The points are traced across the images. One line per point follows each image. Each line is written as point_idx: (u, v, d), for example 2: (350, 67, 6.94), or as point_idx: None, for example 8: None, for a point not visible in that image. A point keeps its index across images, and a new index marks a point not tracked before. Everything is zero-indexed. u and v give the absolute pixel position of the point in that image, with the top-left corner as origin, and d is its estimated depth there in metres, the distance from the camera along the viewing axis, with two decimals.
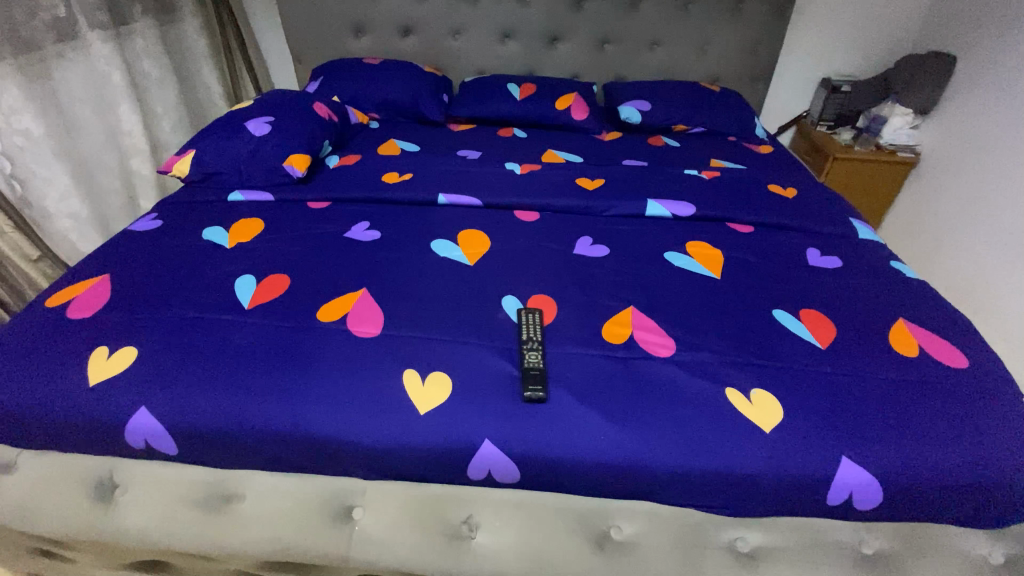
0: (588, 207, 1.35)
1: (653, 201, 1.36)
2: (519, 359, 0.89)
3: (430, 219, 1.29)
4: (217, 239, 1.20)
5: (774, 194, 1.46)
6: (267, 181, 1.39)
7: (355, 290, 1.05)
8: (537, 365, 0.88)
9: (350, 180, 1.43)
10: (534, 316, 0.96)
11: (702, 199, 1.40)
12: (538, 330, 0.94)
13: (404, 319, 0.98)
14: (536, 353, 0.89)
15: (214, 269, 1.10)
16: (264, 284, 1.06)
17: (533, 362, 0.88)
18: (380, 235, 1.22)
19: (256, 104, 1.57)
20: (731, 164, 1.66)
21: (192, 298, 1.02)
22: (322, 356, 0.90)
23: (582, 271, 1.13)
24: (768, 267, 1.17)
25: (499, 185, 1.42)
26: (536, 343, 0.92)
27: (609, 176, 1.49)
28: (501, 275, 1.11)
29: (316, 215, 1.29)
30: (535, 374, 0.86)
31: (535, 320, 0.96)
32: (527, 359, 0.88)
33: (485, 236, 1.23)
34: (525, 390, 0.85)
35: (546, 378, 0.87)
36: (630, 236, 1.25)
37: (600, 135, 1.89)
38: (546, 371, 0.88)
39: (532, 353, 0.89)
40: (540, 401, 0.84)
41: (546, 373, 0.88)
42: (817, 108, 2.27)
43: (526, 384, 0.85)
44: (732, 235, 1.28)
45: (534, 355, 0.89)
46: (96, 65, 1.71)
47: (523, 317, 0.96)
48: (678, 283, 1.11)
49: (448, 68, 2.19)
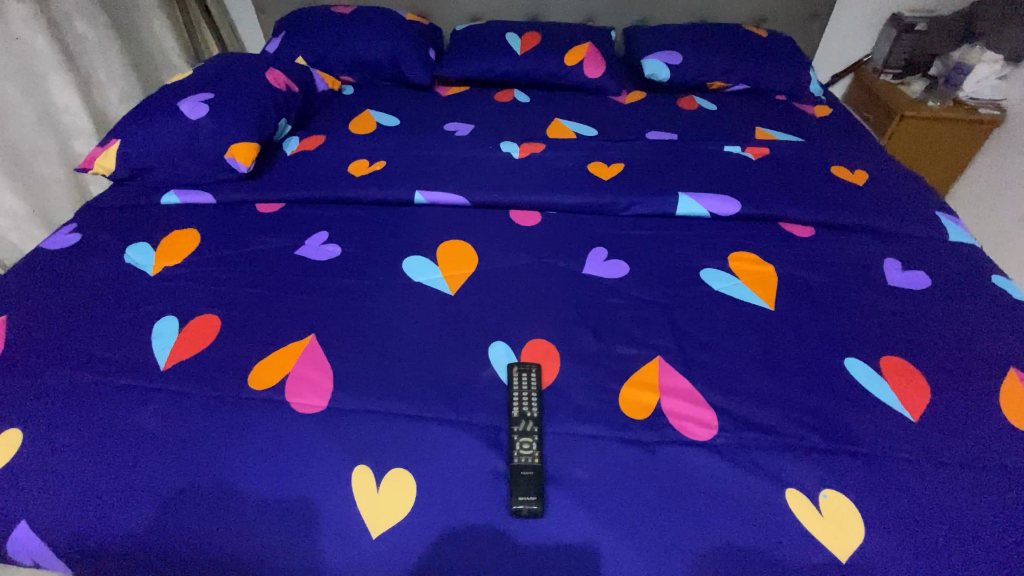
0: (603, 205, 1.07)
1: (685, 194, 1.07)
2: (508, 451, 0.68)
3: (404, 226, 1.03)
4: (141, 262, 0.98)
5: (835, 183, 1.17)
6: (210, 177, 1.15)
7: (301, 338, 0.82)
8: (532, 462, 0.66)
9: (310, 173, 1.17)
10: (532, 378, 0.75)
11: (747, 191, 1.12)
12: (536, 403, 0.72)
13: (361, 382, 0.76)
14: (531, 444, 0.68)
15: (129, 306, 0.88)
16: (189, 329, 0.84)
17: (526, 458, 0.67)
18: (341, 252, 0.98)
19: (197, 76, 1.29)
20: (783, 137, 1.37)
21: (97, 351, 0.81)
22: (251, 444, 0.70)
23: (593, 302, 0.88)
24: (833, 291, 0.92)
25: (492, 175, 1.15)
26: (532, 424, 0.70)
27: (629, 159, 1.20)
28: (488, 310, 0.86)
29: (265, 223, 1.05)
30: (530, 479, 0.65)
31: (532, 386, 0.74)
32: (519, 454, 0.67)
33: (471, 251, 0.98)
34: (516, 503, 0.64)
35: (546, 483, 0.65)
36: (656, 247, 0.98)
37: (618, 96, 1.57)
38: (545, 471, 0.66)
39: (526, 444, 0.68)
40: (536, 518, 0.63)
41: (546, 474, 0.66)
42: (882, 52, 1.88)
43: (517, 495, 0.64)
44: (784, 243, 1.01)
45: (529, 447, 0.67)
46: (13, 30, 1.42)
47: (516, 382, 0.74)
48: (719, 318, 0.85)
49: (437, 14, 1.84)
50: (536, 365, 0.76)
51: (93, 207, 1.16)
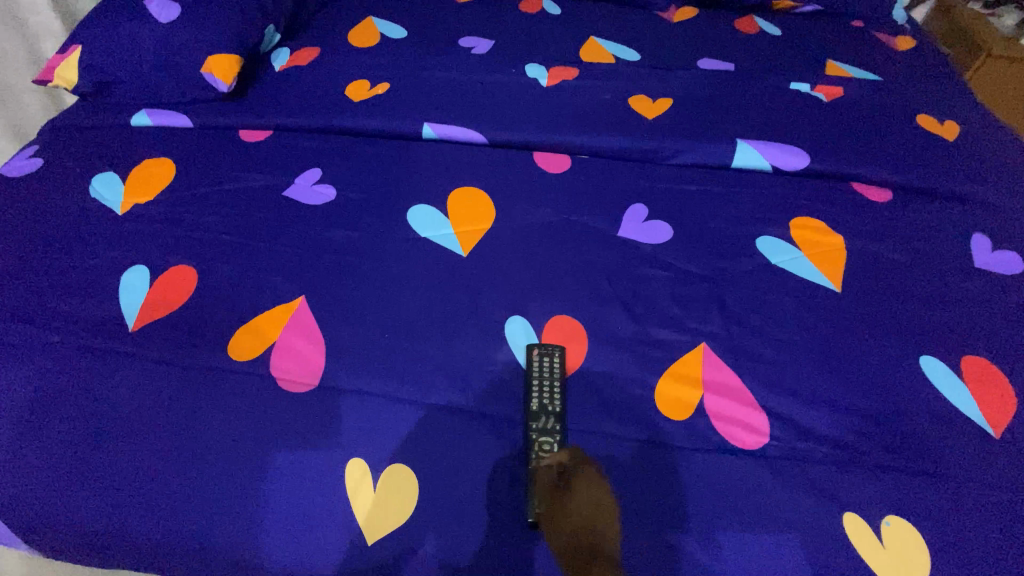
0: (644, 150, 0.91)
1: (745, 142, 0.91)
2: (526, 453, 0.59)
3: (411, 166, 0.89)
4: (109, 197, 0.85)
5: (917, 137, 1.00)
6: (188, 96, 1.00)
7: (290, 300, 0.71)
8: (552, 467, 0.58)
9: (303, 94, 1.00)
10: (554, 363, 0.64)
11: (815, 141, 0.95)
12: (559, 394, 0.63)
13: (359, 357, 0.67)
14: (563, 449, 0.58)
15: (93, 251, 0.77)
16: (161, 283, 0.73)
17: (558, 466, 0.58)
18: (337, 195, 0.84)
19: None
20: (859, 74, 1.17)
21: (57, 304, 0.71)
22: (233, 425, 0.62)
23: (628, 272, 0.75)
24: (910, 271, 0.79)
25: (516, 107, 0.97)
26: (555, 420, 0.61)
27: (678, 94, 1.02)
28: (505, 276, 0.74)
29: (250, 155, 0.91)
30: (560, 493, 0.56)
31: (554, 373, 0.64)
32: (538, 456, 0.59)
33: (488, 201, 0.84)
34: (543, 518, 0.56)
35: (581, 501, 0.55)
36: (706, 206, 0.84)
37: (666, 13, 1.33)
38: (582, 487, 0.56)
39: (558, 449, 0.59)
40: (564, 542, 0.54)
41: (585, 492, 0.56)
42: None
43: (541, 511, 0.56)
44: (854, 207, 0.87)
45: (560, 453, 0.58)
46: None
47: (535, 369, 0.64)
48: (776, 298, 0.73)
49: None
50: (558, 348, 0.66)
51: (58, 125, 1.02)
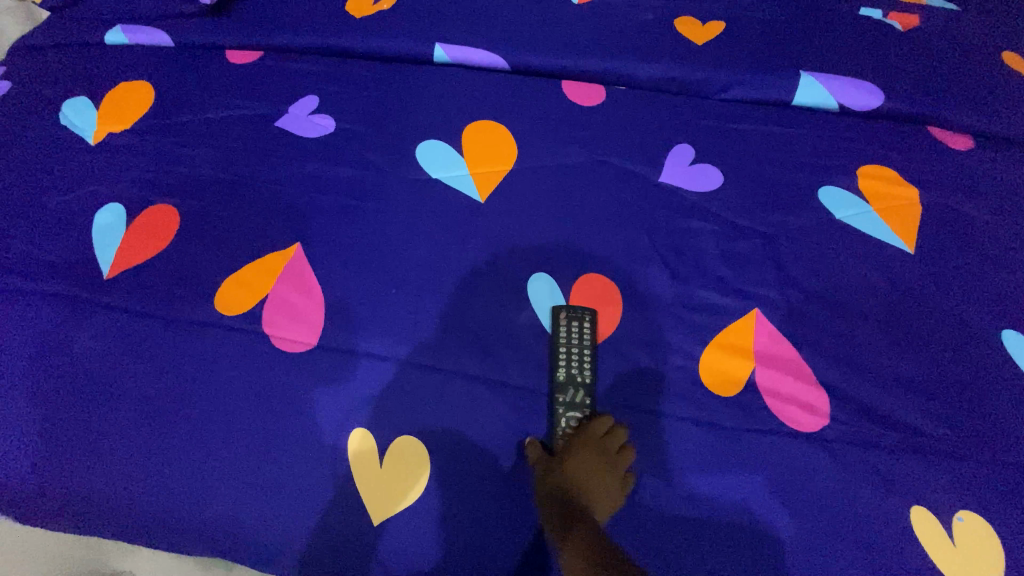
0: (689, 83, 0.79)
1: (809, 75, 0.79)
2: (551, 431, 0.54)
3: (420, 95, 0.77)
4: (81, 125, 0.75)
5: (1004, 74, 0.86)
6: (167, 10, 0.87)
7: (284, 247, 0.63)
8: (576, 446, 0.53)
9: (297, 9, 0.87)
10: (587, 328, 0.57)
11: (888, 75, 0.82)
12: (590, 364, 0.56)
13: (363, 314, 0.59)
14: (604, 423, 0.53)
15: (63, 187, 0.68)
16: (139, 224, 0.64)
17: (579, 432, 0.53)
18: (336, 126, 0.74)
19: None
20: (936, 1, 1.01)
21: (23, 246, 0.63)
22: (224, 386, 0.56)
23: (669, 223, 0.66)
24: (993, 230, 0.68)
25: (542, 28, 0.84)
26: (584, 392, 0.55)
27: (729, 16, 0.88)
28: (528, 224, 0.65)
29: (238, 79, 0.80)
30: (569, 458, 0.51)
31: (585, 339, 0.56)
32: (564, 433, 0.53)
33: (509, 138, 0.73)
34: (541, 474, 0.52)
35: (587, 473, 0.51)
36: (759, 149, 0.73)
37: None
38: (599, 463, 0.51)
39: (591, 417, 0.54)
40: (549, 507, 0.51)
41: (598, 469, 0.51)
42: None
43: (540, 467, 0.52)
44: (932, 155, 0.75)
45: (598, 425, 0.53)
46: None
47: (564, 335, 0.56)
48: (838, 258, 0.63)
49: None
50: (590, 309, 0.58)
51: (24, 43, 0.90)
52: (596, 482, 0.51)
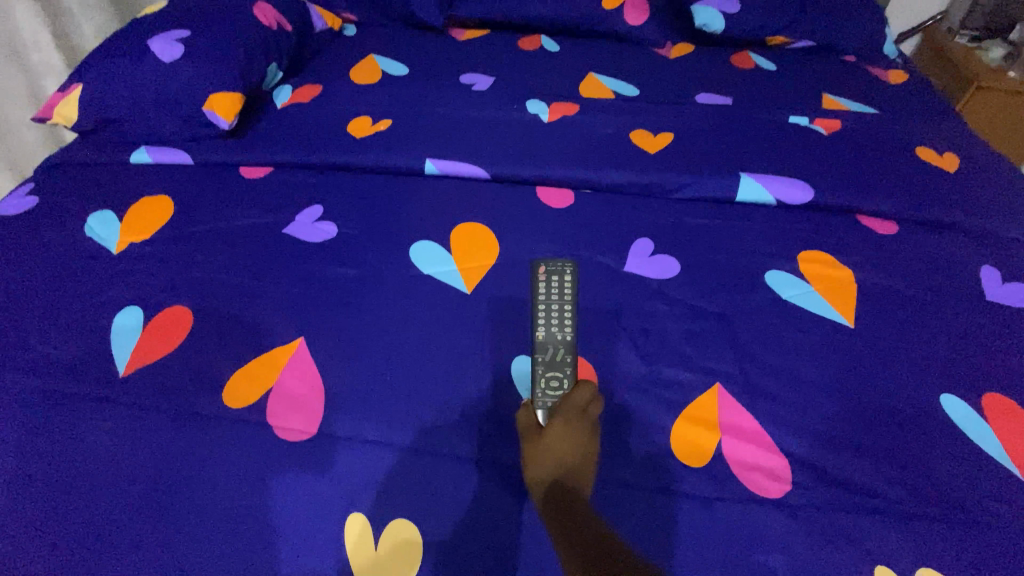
0: (647, 185, 0.91)
1: (748, 175, 0.91)
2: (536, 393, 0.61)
3: (412, 201, 0.88)
4: (105, 235, 0.84)
5: (918, 168, 1.00)
6: (189, 134, 0.99)
7: (288, 341, 0.69)
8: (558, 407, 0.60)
9: (305, 131, 1.00)
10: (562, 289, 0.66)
11: (817, 174, 0.95)
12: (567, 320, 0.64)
13: (360, 401, 0.64)
14: (584, 385, 0.60)
15: (84, 291, 0.75)
16: (156, 324, 0.71)
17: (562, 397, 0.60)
18: (337, 230, 0.83)
19: (172, 11, 1.10)
20: (855, 107, 1.18)
21: (43, 347, 0.68)
22: (224, 474, 0.58)
23: (635, 308, 0.74)
24: (922, 304, 0.77)
25: (519, 142, 0.98)
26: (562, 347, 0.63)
27: (678, 128, 1.03)
28: (510, 313, 0.73)
29: (249, 192, 0.90)
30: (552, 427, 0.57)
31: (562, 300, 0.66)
32: (546, 391, 0.61)
33: (491, 237, 0.82)
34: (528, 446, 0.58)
35: (572, 437, 0.56)
36: (711, 240, 0.83)
37: (662, 50, 1.36)
38: (578, 430, 0.57)
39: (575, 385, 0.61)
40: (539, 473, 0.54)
41: (582, 434, 0.57)
42: (962, 12, 1.67)
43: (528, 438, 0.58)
44: (861, 239, 0.86)
45: (579, 388, 0.60)
46: None
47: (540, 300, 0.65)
48: (787, 334, 0.71)
49: None
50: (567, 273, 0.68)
51: (55, 162, 1.01)
52: (580, 449, 0.56)
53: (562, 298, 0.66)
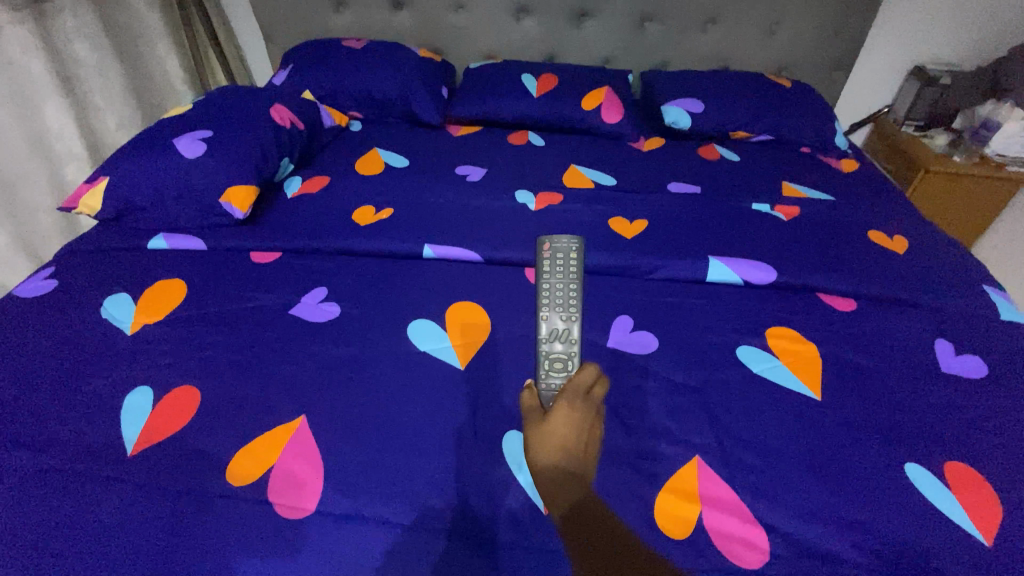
0: (626, 267, 0.99)
1: (716, 259, 1.00)
2: (538, 366, 0.75)
3: (410, 283, 0.95)
4: (119, 317, 0.89)
5: (871, 250, 1.10)
6: (204, 222, 1.08)
7: (289, 420, 0.72)
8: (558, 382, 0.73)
9: (312, 220, 1.09)
10: (571, 274, 0.81)
11: (779, 257, 1.05)
12: (572, 302, 0.79)
13: (357, 477, 0.67)
14: (588, 367, 0.70)
15: (97, 371, 0.79)
16: (164, 404, 0.74)
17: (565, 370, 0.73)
18: (339, 311, 0.89)
19: (196, 113, 1.23)
20: (812, 194, 1.31)
21: (54, 427, 0.71)
22: (222, 553, 0.60)
23: (618, 383, 0.79)
24: (882, 377, 0.83)
25: (508, 229, 1.07)
26: (563, 327, 0.77)
27: (652, 215, 1.13)
28: (500, 390, 0.77)
29: (258, 275, 0.97)
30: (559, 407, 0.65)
31: (571, 285, 0.80)
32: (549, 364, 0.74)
33: (484, 316, 0.89)
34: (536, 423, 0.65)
35: (576, 419, 0.64)
36: (686, 318, 0.90)
37: (636, 143, 1.51)
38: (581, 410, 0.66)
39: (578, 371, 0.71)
40: (547, 456, 0.61)
41: (584, 417, 0.66)
42: (904, 105, 1.85)
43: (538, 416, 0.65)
44: (824, 316, 0.94)
45: (582, 372, 0.70)
46: (7, 54, 1.33)
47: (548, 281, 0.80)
48: (759, 408, 0.76)
49: (449, 52, 1.79)
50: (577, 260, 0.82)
51: (75, 247, 1.08)
52: (582, 430, 0.64)
53: (569, 282, 0.81)
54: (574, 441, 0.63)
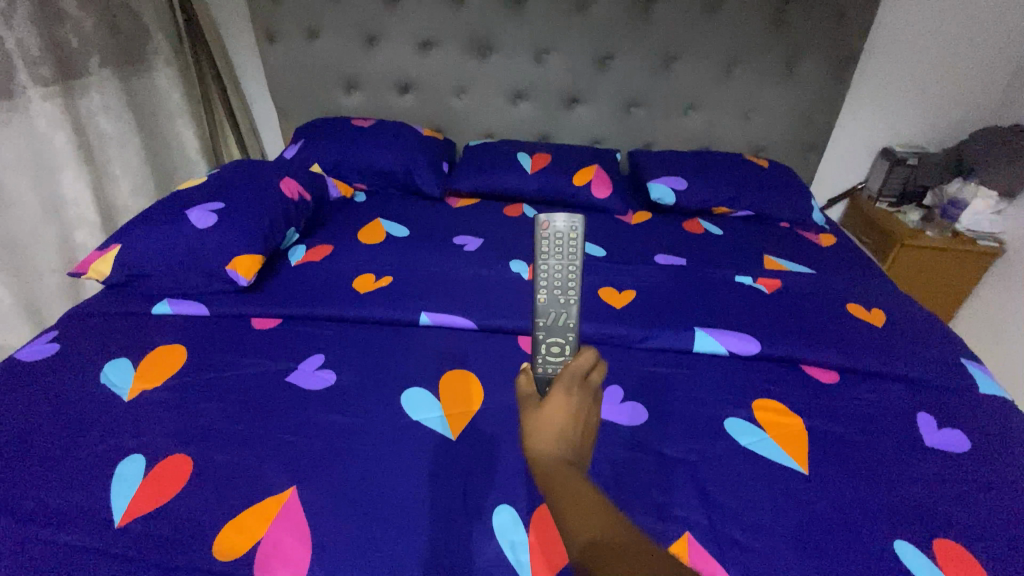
0: (615, 337, 1.03)
1: (702, 330, 1.04)
2: (536, 350, 0.76)
3: (405, 351, 0.98)
4: (118, 382, 0.90)
5: (851, 322, 1.15)
6: (208, 288, 1.12)
7: (280, 491, 0.73)
8: (556, 365, 0.74)
9: (314, 287, 1.14)
10: (572, 257, 0.81)
11: (763, 328, 1.09)
12: (570, 286, 0.80)
13: (345, 552, 0.66)
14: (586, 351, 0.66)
15: (91, 437, 0.80)
16: (156, 472, 0.74)
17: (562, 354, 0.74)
18: (335, 379, 0.91)
19: (209, 185, 1.30)
20: (793, 267, 1.37)
21: (42, 495, 0.71)
22: None
23: (608, 454, 0.80)
24: (867, 450, 0.85)
25: (502, 299, 1.11)
26: (561, 311, 0.79)
27: (640, 287, 1.19)
28: (491, 460, 0.78)
29: (258, 342, 0.99)
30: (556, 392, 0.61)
31: (570, 266, 0.80)
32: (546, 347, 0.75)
33: (477, 385, 0.91)
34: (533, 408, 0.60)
35: (573, 404, 0.60)
36: (674, 389, 0.93)
37: (625, 216, 1.60)
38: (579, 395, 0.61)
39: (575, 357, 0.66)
40: (542, 440, 0.56)
41: (581, 403, 0.61)
42: (876, 182, 1.97)
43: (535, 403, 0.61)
44: (808, 388, 0.96)
45: (581, 356, 0.66)
46: (36, 127, 1.42)
47: (548, 263, 0.80)
48: (747, 481, 0.77)
49: (450, 130, 1.92)
50: (577, 244, 0.81)
51: (79, 311, 1.11)
52: (579, 416, 0.59)
53: (568, 263, 0.80)
54: (570, 426, 0.58)
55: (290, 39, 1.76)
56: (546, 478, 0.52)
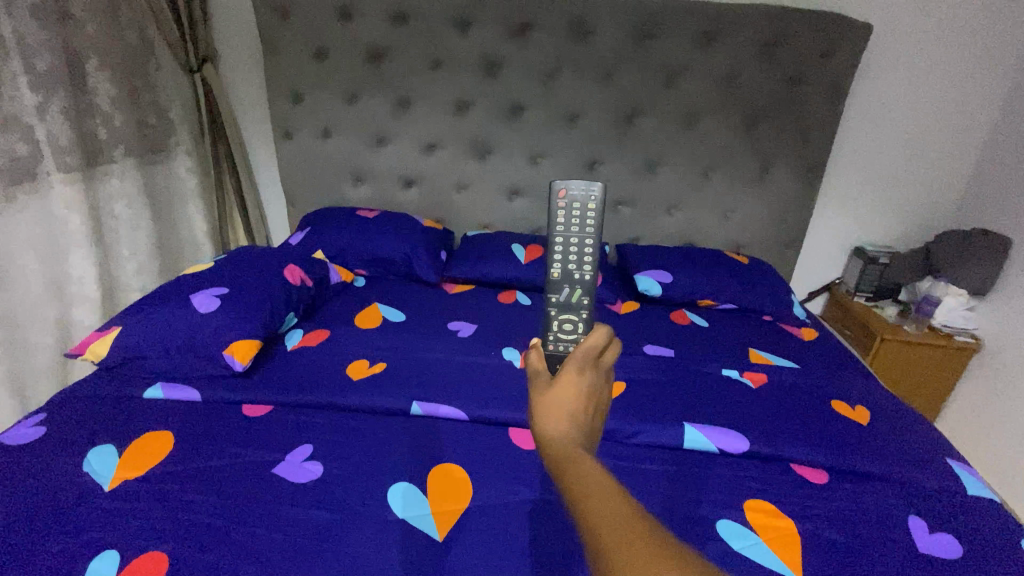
0: (606, 431, 1.03)
1: (691, 425, 1.06)
2: (550, 326, 0.84)
3: (396, 442, 0.98)
4: (100, 471, 0.88)
5: (836, 419, 1.16)
6: (203, 371, 1.13)
7: None
8: (568, 342, 0.82)
9: (308, 373, 1.15)
10: (587, 229, 0.90)
11: (751, 425, 1.10)
12: (586, 260, 0.90)
13: None
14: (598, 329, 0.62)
15: (66, 531, 0.77)
16: (129, 571, 0.71)
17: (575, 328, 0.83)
18: (323, 471, 0.90)
19: (215, 270, 1.35)
20: (777, 361, 1.41)
21: None
22: None
23: None
24: (861, 556, 0.83)
25: (495, 388, 1.13)
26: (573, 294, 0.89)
27: (629, 379, 1.21)
28: (479, 563, 0.76)
29: (247, 430, 0.99)
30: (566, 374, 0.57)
31: (586, 240, 0.90)
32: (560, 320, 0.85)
33: (466, 479, 0.90)
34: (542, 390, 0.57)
35: (585, 384, 0.56)
36: (664, 487, 0.92)
37: (614, 306, 1.66)
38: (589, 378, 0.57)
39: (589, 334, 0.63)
40: (551, 422, 0.52)
41: (593, 382, 0.57)
42: (853, 277, 2.07)
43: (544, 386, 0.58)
44: (798, 488, 0.96)
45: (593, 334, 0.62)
46: (52, 209, 1.49)
47: (564, 234, 0.90)
48: None
49: (450, 220, 2.03)
50: (593, 214, 0.91)
51: (71, 392, 1.11)
52: (590, 396, 0.56)
53: (583, 234, 0.90)
54: (580, 408, 0.54)
55: (305, 137, 1.91)
56: (554, 457, 0.49)
